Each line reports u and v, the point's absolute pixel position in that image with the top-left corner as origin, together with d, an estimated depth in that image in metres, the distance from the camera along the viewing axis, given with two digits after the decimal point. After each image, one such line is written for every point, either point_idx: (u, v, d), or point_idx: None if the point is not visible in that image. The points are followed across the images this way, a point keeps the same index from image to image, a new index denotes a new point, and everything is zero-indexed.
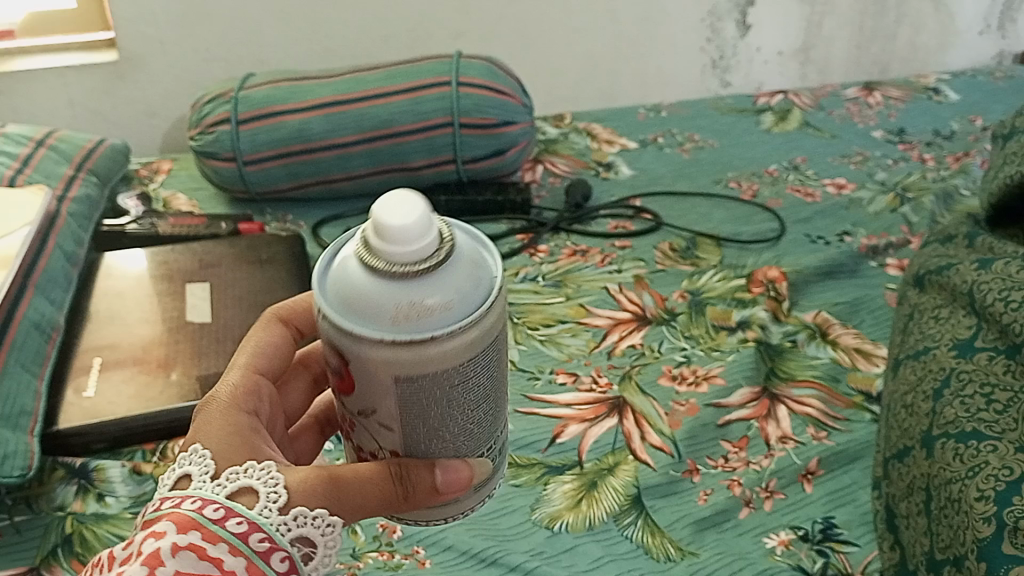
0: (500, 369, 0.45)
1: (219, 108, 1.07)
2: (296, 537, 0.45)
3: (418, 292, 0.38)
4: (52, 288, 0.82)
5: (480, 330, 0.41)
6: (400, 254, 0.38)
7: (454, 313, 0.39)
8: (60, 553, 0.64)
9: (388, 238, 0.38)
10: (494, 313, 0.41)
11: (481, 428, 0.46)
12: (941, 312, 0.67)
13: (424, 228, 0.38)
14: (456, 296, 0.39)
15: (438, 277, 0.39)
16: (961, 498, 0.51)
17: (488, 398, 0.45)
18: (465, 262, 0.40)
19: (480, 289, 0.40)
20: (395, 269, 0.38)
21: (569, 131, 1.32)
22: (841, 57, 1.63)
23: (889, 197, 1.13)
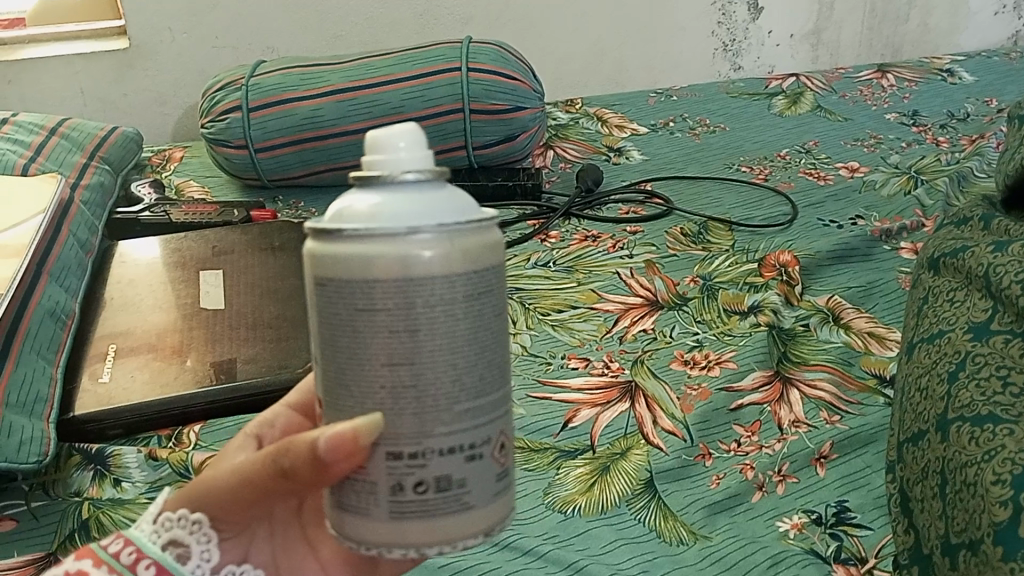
0: (441, 340, 0.36)
1: (230, 95, 1.07)
2: (167, 540, 0.42)
3: (409, 192, 0.36)
4: (67, 276, 0.83)
5: (427, 249, 0.35)
6: (393, 158, 0.36)
7: (435, 215, 0.35)
8: (76, 538, 0.63)
9: (383, 147, 0.37)
10: (461, 244, 0.36)
11: (403, 408, 0.36)
12: (957, 294, 0.67)
13: (420, 144, 0.37)
14: (436, 202, 0.36)
15: (422, 189, 0.36)
16: (977, 481, 0.51)
17: (414, 367, 0.36)
18: (457, 188, 0.38)
19: (471, 213, 0.37)
20: (389, 174, 0.36)
21: (580, 116, 1.32)
22: (852, 38, 1.62)
23: (902, 180, 1.12)
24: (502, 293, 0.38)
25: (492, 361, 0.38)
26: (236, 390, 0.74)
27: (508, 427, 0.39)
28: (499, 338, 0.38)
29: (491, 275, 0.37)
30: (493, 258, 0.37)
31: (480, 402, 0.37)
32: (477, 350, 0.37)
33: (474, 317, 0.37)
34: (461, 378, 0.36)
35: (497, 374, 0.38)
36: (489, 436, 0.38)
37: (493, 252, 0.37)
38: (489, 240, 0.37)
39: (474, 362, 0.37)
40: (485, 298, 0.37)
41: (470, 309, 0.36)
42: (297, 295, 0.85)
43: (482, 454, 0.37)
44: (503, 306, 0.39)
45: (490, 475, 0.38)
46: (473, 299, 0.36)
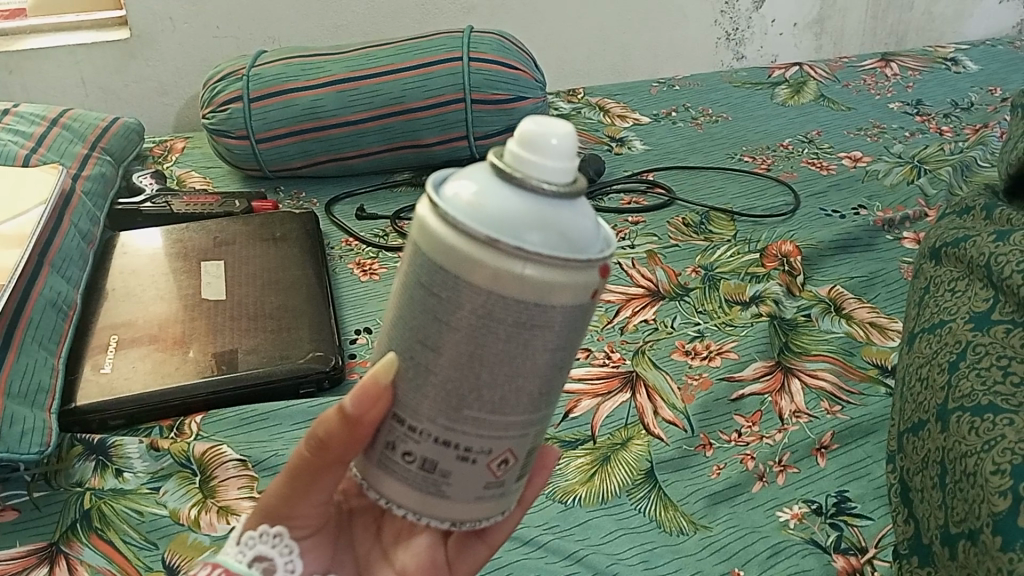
0: (473, 346, 0.36)
1: (231, 85, 1.07)
2: (252, 557, 0.43)
3: (523, 200, 0.34)
4: (68, 266, 0.83)
5: (500, 263, 0.34)
6: (538, 163, 0.35)
7: (529, 238, 0.34)
8: (79, 528, 0.65)
9: (531, 145, 0.35)
10: (537, 274, 0.34)
11: (424, 387, 0.37)
12: (958, 284, 0.67)
13: (568, 152, 0.35)
14: (538, 226, 0.34)
15: (544, 210, 0.34)
16: (976, 472, 0.51)
17: (442, 360, 0.36)
18: (581, 216, 0.35)
19: (576, 249, 0.35)
20: (520, 179, 0.35)
21: (582, 107, 1.31)
22: (856, 27, 1.61)
23: (906, 169, 1.12)
24: (569, 330, 0.36)
25: (527, 388, 0.37)
26: (238, 381, 0.75)
27: (523, 449, 0.39)
28: (547, 370, 0.37)
29: (555, 314, 0.35)
30: (569, 299, 0.35)
31: (494, 420, 0.37)
32: (509, 373, 0.36)
33: (516, 344, 0.36)
34: (479, 390, 0.36)
35: (530, 400, 0.37)
36: (493, 450, 0.38)
37: (572, 294, 0.35)
38: (575, 282, 0.35)
39: (500, 383, 0.36)
40: (538, 332, 0.35)
41: (513, 336, 0.35)
42: (298, 286, 0.86)
43: (479, 462, 0.38)
44: (565, 341, 0.37)
45: (475, 482, 0.39)
46: (518, 329, 0.35)
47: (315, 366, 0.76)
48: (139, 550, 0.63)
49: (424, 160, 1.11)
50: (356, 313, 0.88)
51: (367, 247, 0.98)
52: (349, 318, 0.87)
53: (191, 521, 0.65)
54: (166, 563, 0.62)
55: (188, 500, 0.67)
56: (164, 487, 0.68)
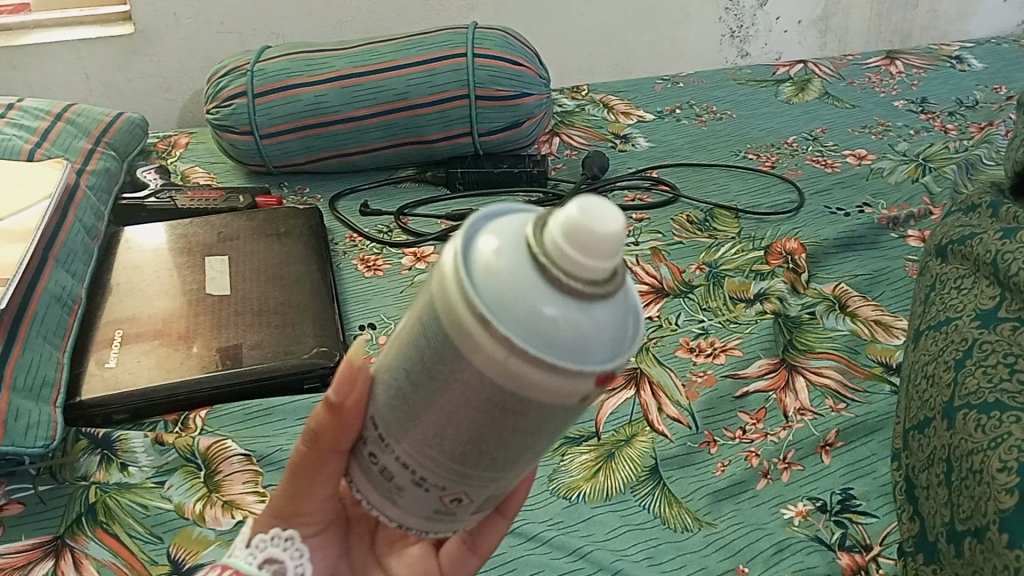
0: (446, 401, 0.35)
1: (235, 81, 1.06)
2: (262, 559, 0.44)
3: (539, 286, 0.32)
4: (73, 261, 0.83)
5: (486, 340, 0.33)
6: (578, 263, 0.32)
7: (528, 333, 0.32)
8: (84, 522, 0.65)
9: (576, 241, 0.32)
10: (516, 365, 0.33)
11: (403, 416, 0.37)
12: (964, 282, 0.67)
13: (607, 249, 0.32)
14: (546, 325, 0.32)
15: (560, 301, 0.32)
16: (983, 469, 0.51)
17: (421, 402, 0.36)
18: (603, 324, 0.33)
19: (578, 357, 0.33)
20: (551, 270, 0.32)
21: (586, 104, 1.31)
22: (860, 24, 1.60)
23: (910, 167, 1.12)
24: (544, 420, 0.35)
25: (494, 456, 0.37)
26: (243, 376, 0.75)
27: (483, 496, 0.39)
28: (518, 447, 0.36)
29: (530, 405, 0.34)
30: (546, 398, 0.34)
31: (453, 468, 0.37)
32: (478, 439, 0.36)
33: (486, 418, 0.35)
34: (446, 441, 0.36)
35: (496, 465, 0.37)
36: (447, 492, 0.39)
37: (551, 396, 0.34)
38: (559, 385, 0.33)
39: (465, 440, 0.36)
40: (509, 415, 0.34)
41: (483, 410, 0.35)
42: (302, 282, 0.86)
43: (434, 498, 0.39)
44: (541, 427, 0.36)
45: (426, 507, 0.39)
46: (488, 406, 0.34)
47: (319, 362, 0.76)
48: (144, 544, 0.64)
49: (428, 157, 1.11)
50: (360, 308, 0.88)
51: (371, 242, 0.98)
52: (353, 313, 0.87)
53: (196, 515, 0.66)
54: (171, 557, 0.63)
55: (193, 495, 0.68)
56: (168, 482, 0.69)
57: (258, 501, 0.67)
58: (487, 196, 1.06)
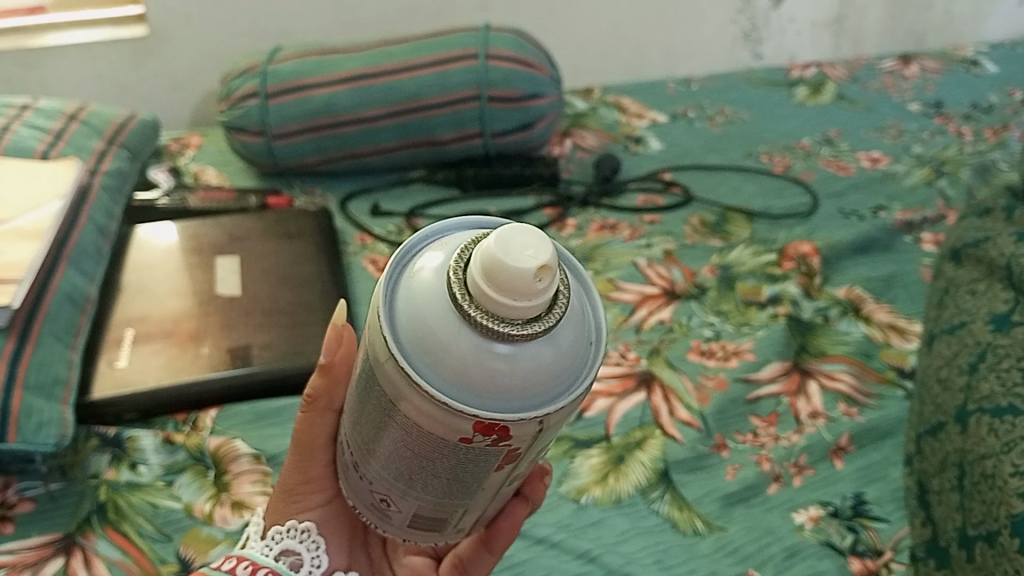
0: (367, 399, 0.41)
1: (247, 82, 1.06)
2: (279, 551, 0.50)
3: (456, 328, 0.35)
4: (85, 261, 0.82)
5: (386, 366, 0.38)
6: (491, 300, 0.35)
7: (415, 353, 0.36)
8: (95, 521, 0.65)
9: (493, 280, 0.35)
10: (391, 374, 0.37)
11: (351, 404, 0.44)
12: (978, 286, 0.68)
13: (524, 288, 0.34)
14: (444, 354, 0.35)
15: (479, 342, 0.35)
16: (995, 474, 0.53)
17: (356, 395, 0.42)
18: (504, 368, 0.35)
19: (459, 392, 0.36)
20: (462, 302, 0.35)
21: (598, 105, 1.30)
22: (876, 27, 1.57)
23: (925, 171, 1.11)
24: (426, 445, 0.39)
25: (397, 462, 0.41)
26: (252, 377, 0.75)
27: (403, 504, 0.44)
28: (420, 468, 0.41)
29: (407, 423, 0.38)
30: (416, 421, 0.38)
31: (376, 467, 0.43)
32: (383, 441, 0.41)
33: (389, 431, 0.40)
34: (364, 433, 0.42)
35: (403, 474, 0.42)
36: (371, 483, 0.44)
37: (418, 418, 0.38)
38: (440, 424, 0.37)
39: (379, 447, 0.41)
40: (403, 436, 0.39)
41: (387, 425, 0.40)
42: (312, 283, 0.86)
43: (365, 484, 0.45)
44: (426, 451, 0.39)
45: (364, 496, 0.46)
46: (383, 411, 0.40)
47: None
48: (154, 543, 0.64)
49: (439, 158, 1.11)
50: (370, 309, 0.88)
51: (381, 244, 0.98)
52: (363, 314, 0.87)
53: (205, 515, 0.66)
54: (181, 556, 0.63)
55: (202, 494, 0.68)
56: (178, 481, 0.69)
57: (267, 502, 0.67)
58: (498, 196, 1.06)
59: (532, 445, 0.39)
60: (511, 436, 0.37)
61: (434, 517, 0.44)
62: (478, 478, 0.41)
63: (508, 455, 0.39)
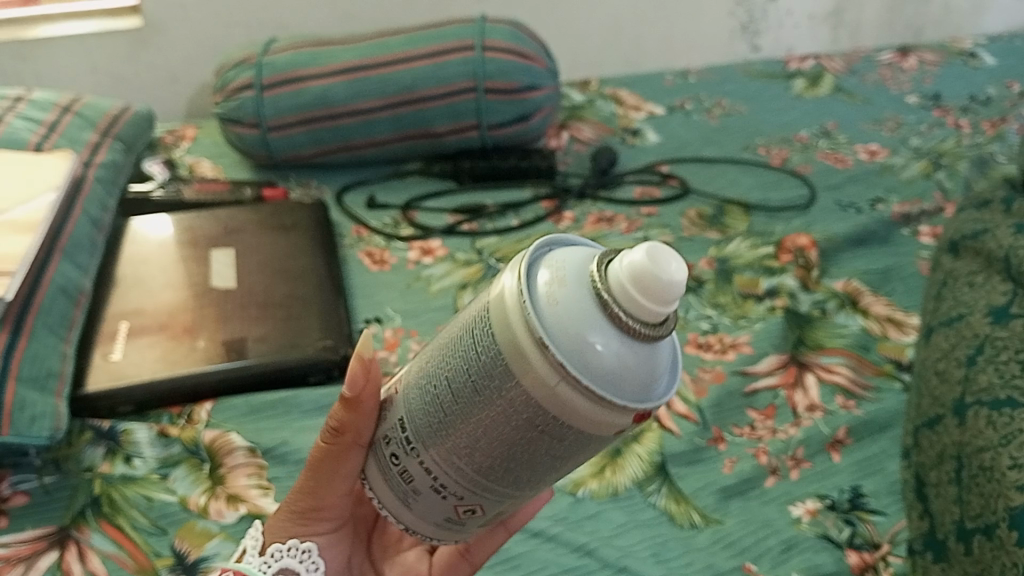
0: (485, 415, 0.38)
1: (242, 73, 1.05)
2: (277, 569, 0.48)
3: (605, 329, 0.35)
4: (79, 253, 0.82)
5: (540, 367, 0.36)
6: (642, 305, 0.35)
7: (582, 364, 0.35)
8: (88, 514, 0.65)
9: (646, 288, 0.35)
10: (561, 391, 0.36)
11: (438, 424, 0.40)
12: (976, 277, 0.68)
13: (668, 296, 0.35)
14: (600, 359, 0.35)
15: (626, 346, 0.36)
16: (993, 467, 0.53)
17: (458, 413, 0.39)
18: (635, 362, 0.36)
19: (620, 392, 0.36)
20: (606, 304, 0.35)
21: (595, 97, 1.29)
22: (874, 19, 1.56)
23: (923, 163, 1.11)
24: (573, 445, 0.38)
25: (518, 470, 0.40)
26: (248, 370, 0.75)
27: (492, 508, 0.42)
28: (542, 465, 0.39)
29: (563, 430, 0.37)
30: (581, 427, 0.37)
31: (478, 479, 0.40)
32: (506, 454, 0.39)
33: (523, 436, 0.38)
34: (473, 451, 0.39)
35: (514, 480, 0.40)
36: (461, 497, 0.41)
37: (585, 425, 0.37)
38: (602, 418, 0.37)
39: (493, 455, 0.39)
40: (544, 435, 0.38)
41: (519, 429, 0.38)
42: (308, 275, 0.85)
43: (448, 500, 0.42)
44: (568, 451, 0.39)
45: (440, 513, 0.43)
46: (524, 424, 0.37)
47: (325, 356, 0.76)
48: (148, 537, 0.64)
49: (436, 150, 1.10)
50: (367, 302, 0.87)
51: (378, 236, 0.97)
52: (359, 307, 0.87)
53: (200, 508, 0.66)
54: (175, 550, 0.63)
55: (197, 488, 0.67)
56: (173, 474, 0.68)
57: (262, 495, 0.67)
58: (495, 189, 1.06)
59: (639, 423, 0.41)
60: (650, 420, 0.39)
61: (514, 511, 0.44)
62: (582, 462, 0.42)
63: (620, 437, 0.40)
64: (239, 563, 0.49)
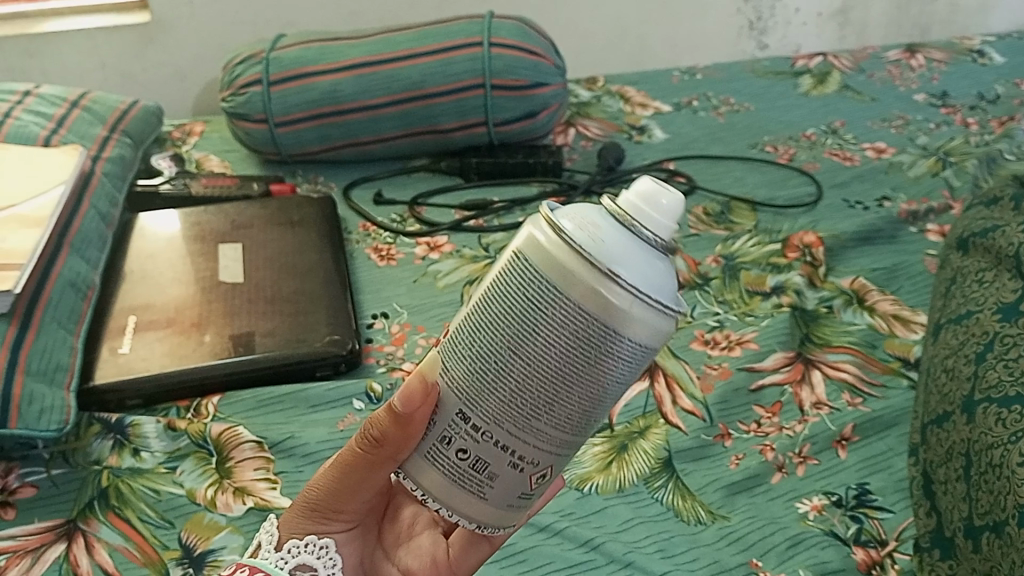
0: (561, 363, 0.39)
1: (250, 69, 1.06)
2: (294, 565, 0.47)
3: (628, 243, 0.38)
4: (87, 247, 0.82)
5: (606, 290, 0.37)
6: (655, 218, 0.39)
7: (638, 278, 0.38)
8: (96, 506, 0.65)
9: (654, 204, 0.39)
10: (634, 311, 0.38)
11: (503, 394, 0.40)
12: (985, 275, 0.68)
13: (673, 213, 0.39)
14: (639, 268, 0.38)
15: (650, 257, 0.38)
16: (1002, 464, 0.53)
17: (527, 374, 0.39)
18: (661, 271, 0.39)
19: (667, 298, 0.39)
20: (628, 224, 0.38)
21: (602, 95, 1.29)
22: (882, 17, 1.56)
23: (930, 161, 1.11)
24: (640, 365, 0.40)
25: (592, 411, 0.40)
26: (255, 365, 0.75)
27: (559, 467, 0.43)
28: (612, 397, 0.41)
29: (638, 350, 0.39)
30: (651, 340, 0.39)
31: (556, 434, 0.40)
32: (584, 396, 0.40)
33: (604, 371, 0.39)
34: (551, 404, 0.39)
35: (586, 423, 0.41)
36: (537, 461, 0.41)
37: (655, 336, 0.39)
38: (665, 324, 0.39)
39: (571, 402, 0.40)
40: (623, 362, 0.39)
41: (602, 362, 0.39)
42: (316, 270, 0.85)
43: (523, 471, 0.41)
44: (634, 373, 0.40)
45: (514, 490, 0.42)
46: (603, 358, 0.39)
47: (332, 350, 0.76)
48: (156, 529, 0.64)
49: (443, 147, 1.10)
50: (373, 297, 0.88)
51: (384, 232, 0.97)
52: (366, 302, 0.87)
53: (207, 501, 0.66)
54: (182, 542, 0.63)
55: (204, 481, 0.68)
56: (180, 467, 0.69)
57: (270, 489, 0.67)
58: (502, 185, 1.06)
59: None
60: None
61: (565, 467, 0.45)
62: None
63: None
64: (254, 558, 0.47)
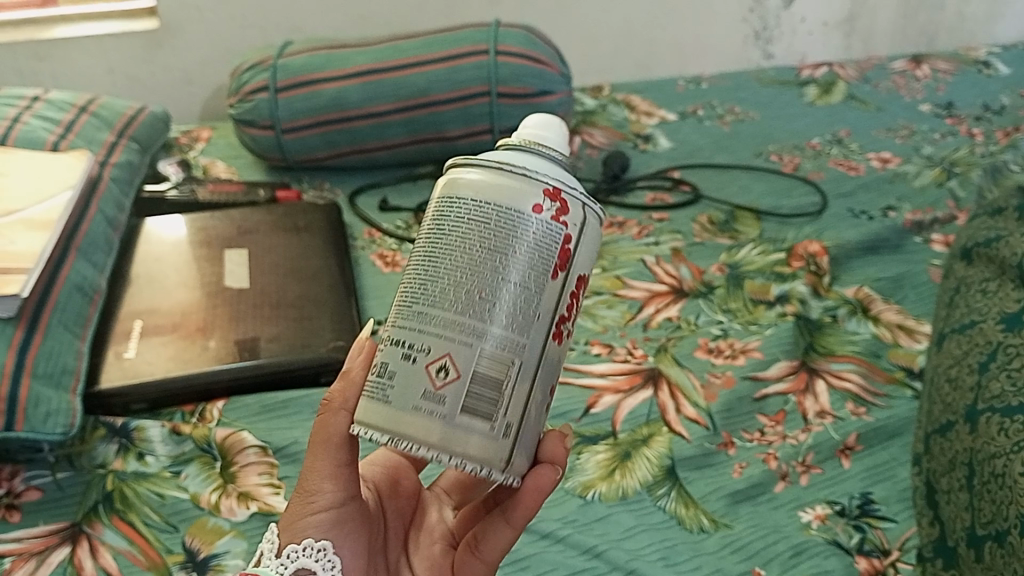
0: (433, 249, 0.43)
1: (258, 76, 1.07)
2: (293, 570, 0.46)
3: (525, 158, 0.44)
4: (94, 252, 0.82)
5: (458, 178, 0.44)
6: (538, 134, 0.45)
7: (496, 162, 0.44)
8: (101, 510, 0.66)
9: (538, 127, 0.45)
10: (478, 178, 0.43)
11: (399, 302, 0.44)
12: (989, 285, 0.68)
13: (564, 135, 0.46)
14: (497, 157, 0.44)
15: (528, 154, 0.44)
16: (1005, 473, 0.53)
17: (413, 274, 0.44)
18: (530, 157, 0.44)
19: (535, 171, 0.43)
20: (532, 150, 0.44)
21: (607, 103, 1.29)
22: (887, 26, 1.56)
23: (935, 172, 1.11)
24: (511, 232, 0.42)
25: (472, 286, 0.42)
26: (260, 369, 0.75)
27: (464, 358, 0.42)
28: (486, 268, 0.42)
29: (492, 213, 0.42)
30: (509, 201, 0.42)
31: (436, 314, 0.42)
32: (454, 269, 0.42)
33: (461, 238, 0.43)
34: (428, 285, 0.43)
35: (474, 301, 0.42)
36: (427, 345, 0.42)
37: (512, 197, 0.42)
38: (516, 185, 0.42)
39: (443, 280, 0.42)
40: (475, 227, 0.42)
41: (457, 232, 0.43)
42: (321, 276, 0.86)
43: (416, 360, 0.42)
44: (508, 244, 0.42)
45: (413, 386, 0.42)
46: (461, 227, 0.43)
47: (336, 356, 0.77)
48: (160, 533, 0.64)
49: (449, 153, 1.10)
50: (378, 303, 0.88)
51: (389, 239, 0.97)
52: (371, 308, 0.87)
53: (211, 505, 0.66)
54: (186, 547, 0.63)
55: (208, 485, 0.68)
56: (185, 471, 0.69)
57: (273, 493, 0.67)
58: None
59: (579, 247, 0.44)
60: (568, 214, 0.43)
61: (496, 383, 0.42)
62: (543, 297, 0.43)
63: (560, 248, 0.43)
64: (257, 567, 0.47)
